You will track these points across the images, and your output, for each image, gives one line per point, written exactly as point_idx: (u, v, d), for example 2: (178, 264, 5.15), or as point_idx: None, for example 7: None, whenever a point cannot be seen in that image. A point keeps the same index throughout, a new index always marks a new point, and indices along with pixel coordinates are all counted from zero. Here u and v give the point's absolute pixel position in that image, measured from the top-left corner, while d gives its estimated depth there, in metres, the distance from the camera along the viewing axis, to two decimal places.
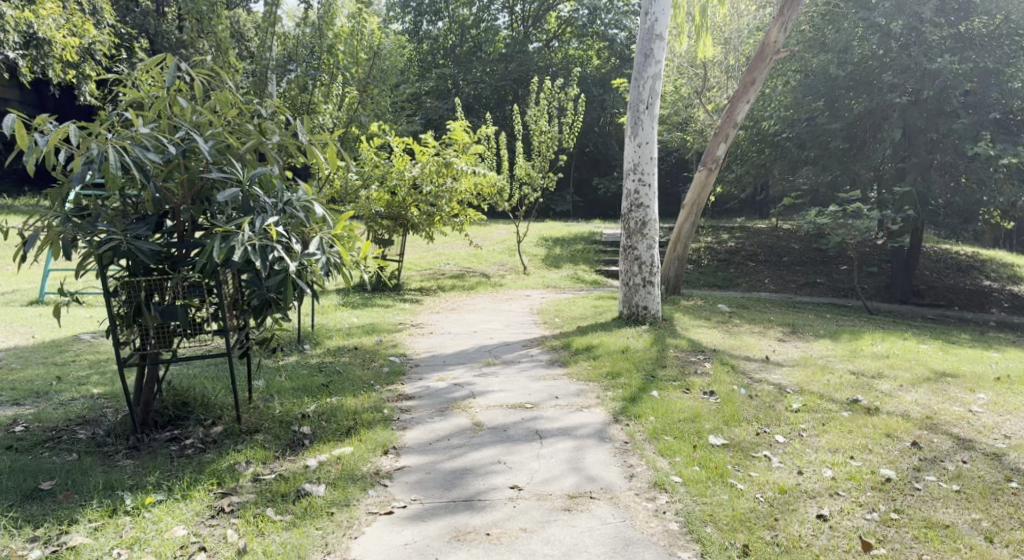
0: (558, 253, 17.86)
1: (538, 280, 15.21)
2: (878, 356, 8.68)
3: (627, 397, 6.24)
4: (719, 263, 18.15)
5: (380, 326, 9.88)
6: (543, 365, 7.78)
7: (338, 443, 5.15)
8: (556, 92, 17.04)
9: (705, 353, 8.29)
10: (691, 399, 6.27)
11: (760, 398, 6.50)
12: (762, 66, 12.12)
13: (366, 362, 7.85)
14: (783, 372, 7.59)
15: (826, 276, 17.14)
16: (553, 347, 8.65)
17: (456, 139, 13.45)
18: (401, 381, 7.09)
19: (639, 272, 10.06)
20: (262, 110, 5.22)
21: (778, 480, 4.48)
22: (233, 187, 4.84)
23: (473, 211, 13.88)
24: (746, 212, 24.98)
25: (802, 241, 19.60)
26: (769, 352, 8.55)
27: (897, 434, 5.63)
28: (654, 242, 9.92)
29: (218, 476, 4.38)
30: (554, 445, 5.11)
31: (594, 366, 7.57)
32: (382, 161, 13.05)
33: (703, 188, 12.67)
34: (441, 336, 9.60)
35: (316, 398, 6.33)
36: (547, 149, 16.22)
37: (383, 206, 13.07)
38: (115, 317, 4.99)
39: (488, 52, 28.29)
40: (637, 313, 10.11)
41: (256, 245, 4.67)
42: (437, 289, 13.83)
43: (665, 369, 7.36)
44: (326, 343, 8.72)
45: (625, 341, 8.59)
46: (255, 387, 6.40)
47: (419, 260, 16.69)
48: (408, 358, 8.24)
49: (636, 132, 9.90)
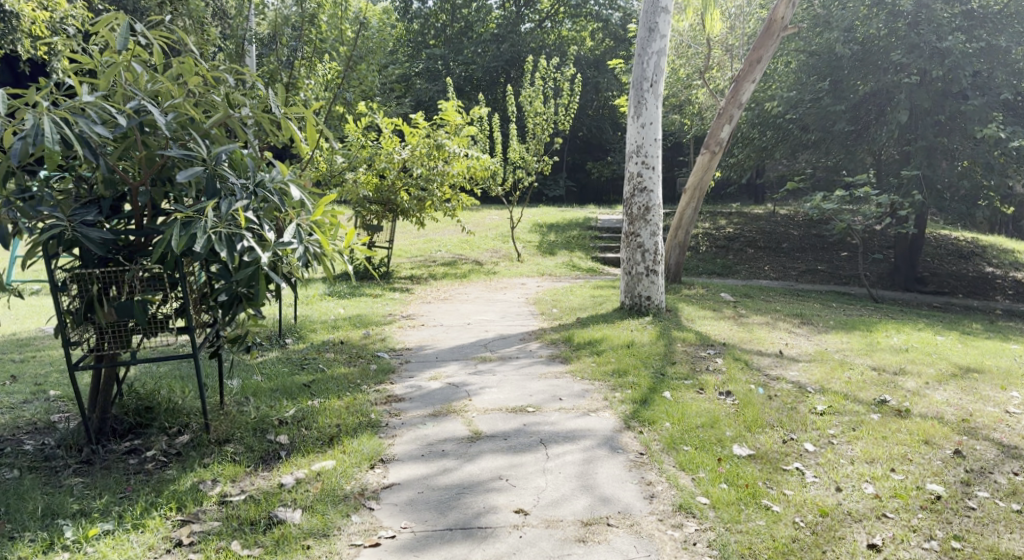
0: (553, 239, 17.30)
1: (532, 267, 14.66)
2: (896, 349, 8.17)
3: (639, 399, 5.71)
4: (718, 250, 17.64)
5: (368, 318, 9.32)
6: (543, 361, 7.24)
7: (319, 455, 4.60)
8: (551, 71, 16.43)
9: (715, 348, 7.76)
10: (707, 401, 5.74)
11: (780, 399, 5.98)
12: (769, 43, 11.55)
13: (352, 359, 7.30)
14: (799, 369, 7.06)
15: (827, 263, 16.67)
16: (553, 341, 8.10)
17: (448, 119, 12.85)
18: (389, 380, 6.55)
19: (642, 261, 9.50)
20: (230, 79, 4.61)
21: (815, 500, 4.00)
22: (196, 166, 4.26)
23: (466, 196, 13.31)
24: (742, 197, 24.48)
25: (802, 227, 19.11)
26: (782, 346, 8.01)
27: (936, 440, 5.11)
28: (657, 229, 9.40)
29: (178, 499, 3.86)
30: (562, 456, 4.57)
31: (597, 362, 7.03)
32: (370, 143, 12.47)
33: (705, 172, 12.11)
34: (433, 329, 9.05)
35: (296, 401, 5.78)
36: (542, 132, 15.63)
37: (371, 190, 12.51)
38: (64, 313, 4.47)
39: (479, 33, 27.66)
40: (639, 304, 9.58)
41: (223, 232, 4.07)
42: (427, 278, 13.28)
43: (674, 367, 6.84)
44: (310, 337, 8.16)
45: (629, 335, 8.06)
46: (228, 388, 5.85)
47: (409, 246, 16.11)
48: (398, 353, 7.68)
49: (639, 112, 9.35)
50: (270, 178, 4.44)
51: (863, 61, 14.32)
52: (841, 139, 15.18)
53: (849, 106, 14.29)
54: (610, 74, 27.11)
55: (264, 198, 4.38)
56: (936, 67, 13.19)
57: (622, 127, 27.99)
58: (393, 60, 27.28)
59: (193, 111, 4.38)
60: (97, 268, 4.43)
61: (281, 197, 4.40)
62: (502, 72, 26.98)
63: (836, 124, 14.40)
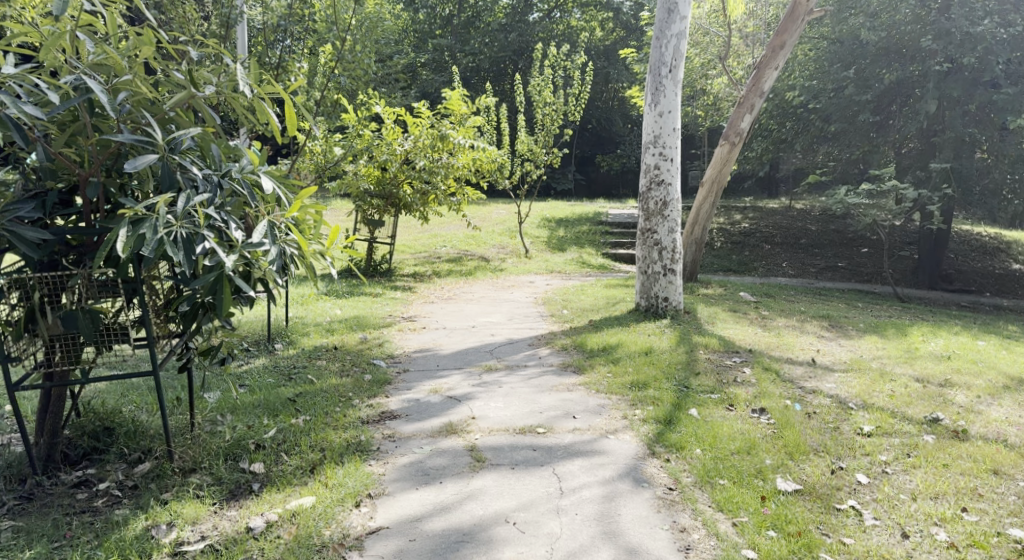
0: (562, 234, 16.67)
1: (541, 264, 14.02)
2: (937, 356, 7.49)
3: (664, 419, 5.06)
4: (734, 245, 16.98)
5: (365, 320, 8.69)
6: (554, 371, 6.59)
7: (296, 490, 3.99)
8: (561, 59, 15.74)
9: (741, 355, 7.12)
10: (739, 421, 5.10)
11: (820, 418, 5.34)
12: (793, 28, 10.79)
13: (346, 367, 6.69)
14: (838, 382, 6.39)
15: (848, 260, 15.98)
16: (564, 348, 7.45)
17: (452, 109, 12.21)
18: (385, 392, 5.93)
19: (660, 259, 8.85)
20: (192, 52, 3.94)
21: (882, 551, 3.47)
22: (150, 154, 3.61)
23: (471, 190, 12.66)
24: (756, 191, 23.77)
25: (821, 222, 18.41)
26: (814, 353, 7.35)
27: (1006, 470, 4.46)
28: (676, 225, 8.76)
29: (122, 551, 3.40)
30: (578, 491, 3.95)
31: (613, 374, 6.38)
32: (370, 134, 11.85)
33: (725, 164, 11.45)
34: (434, 332, 8.43)
35: (278, 418, 5.17)
36: (551, 123, 14.94)
37: (373, 182, 11.92)
38: (3, 325, 3.86)
39: (487, 22, 27.01)
40: (656, 305, 8.94)
41: (180, 231, 3.42)
42: (431, 275, 12.66)
43: (699, 379, 6.20)
44: (301, 342, 7.54)
45: (647, 340, 7.43)
46: (203, 403, 5.25)
47: (413, 242, 15.48)
48: (396, 360, 7.07)
49: (656, 100, 8.69)
50: (237, 169, 3.80)
51: (889, 49, 13.57)
52: (864, 131, 14.45)
53: (874, 95, 13.55)
54: (620, 65, 26.44)
55: (231, 191, 3.74)
56: (967, 54, 12.43)
57: (633, 119, 27.29)
58: (398, 51, 26.66)
59: (146, 90, 3.74)
60: (40, 272, 3.82)
61: (253, 190, 3.76)
62: (509, 63, 26.32)
63: (860, 115, 13.67)
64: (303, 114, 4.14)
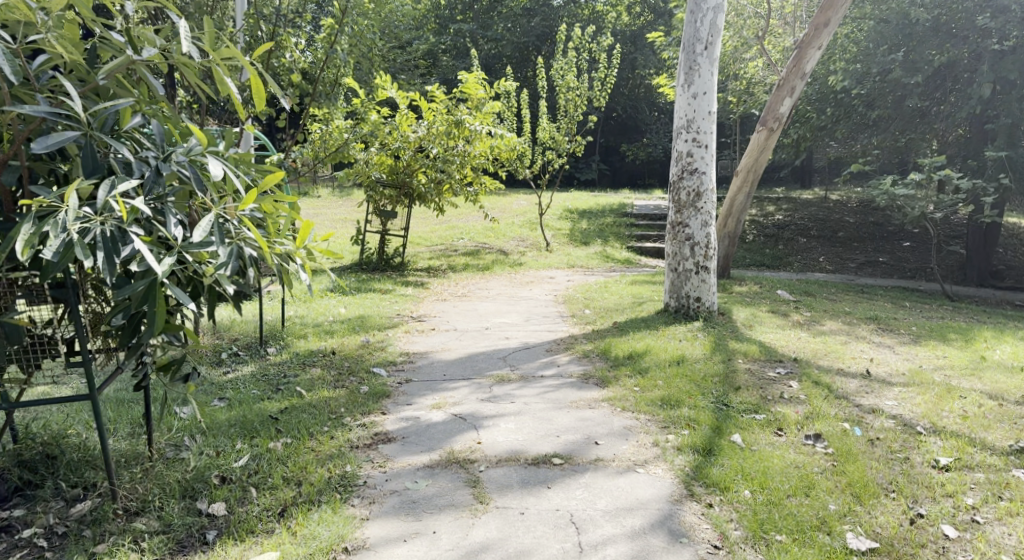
0: (585, 226, 15.91)
1: (562, 258, 13.29)
2: (1008, 367, 6.66)
3: (703, 448, 4.31)
4: (767, 239, 16.14)
5: (370, 320, 8.01)
6: (573, 383, 5.83)
7: (257, 543, 3.36)
8: (586, 42, 14.92)
9: (785, 366, 6.36)
10: (791, 452, 4.37)
11: (886, 445, 4.57)
12: (840, 4, 9.82)
13: (343, 376, 6.00)
14: (900, 399, 5.59)
15: (889, 254, 15.07)
16: (586, 355, 6.72)
17: (469, 93, 11.43)
18: (382, 408, 5.23)
19: (691, 256, 8.05)
20: (132, 7, 3.21)
21: None
22: (70, 129, 2.91)
23: (489, 179, 11.92)
24: (788, 181, 22.82)
25: (859, 215, 17.47)
26: (867, 363, 6.58)
27: None
28: (709, 218, 7.99)
29: None
30: (601, 549, 3.30)
31: (640, 389, 5.60)
32: (382, 119, 11.16)
33: (762, 152, 10.63)
34: (445, 334, 7.73)
35: (253, 441, 4.48)
36: (574, 109, 14.13)
37: (386, 172, 11.34)
38: None
39: (510, 7, 26.26)
40: (687, 306, 8.16)
41: (101, 230, 2.69)
42: (446, 269, 11.97)
43: (740, 395, 5.45)
44: (297, 345, 6.88)
45: (679, 347, 6.68)
46: (170, 423, 4.58)
47: (428, 234, 14.79)
48: (399, 367, 6.38)
49: (690, 80, 7.89)
50: (182, 150, 3.08)
51: (938, 29, 12.65)
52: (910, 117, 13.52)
53: (923, 79, 12.60)
54: (647, 50, 25.57)
55: (173, 176, 3.02)
56: None
57: (659, 107, 26.39)
58: (417, 36, 26.02)
59: (72, 53, 3.07)
60: None
61: (201, 176, 3.04)
62: (533, 49, 25.54)
63: (907, 100, 12.75)
64: (269, 88, 3.49)
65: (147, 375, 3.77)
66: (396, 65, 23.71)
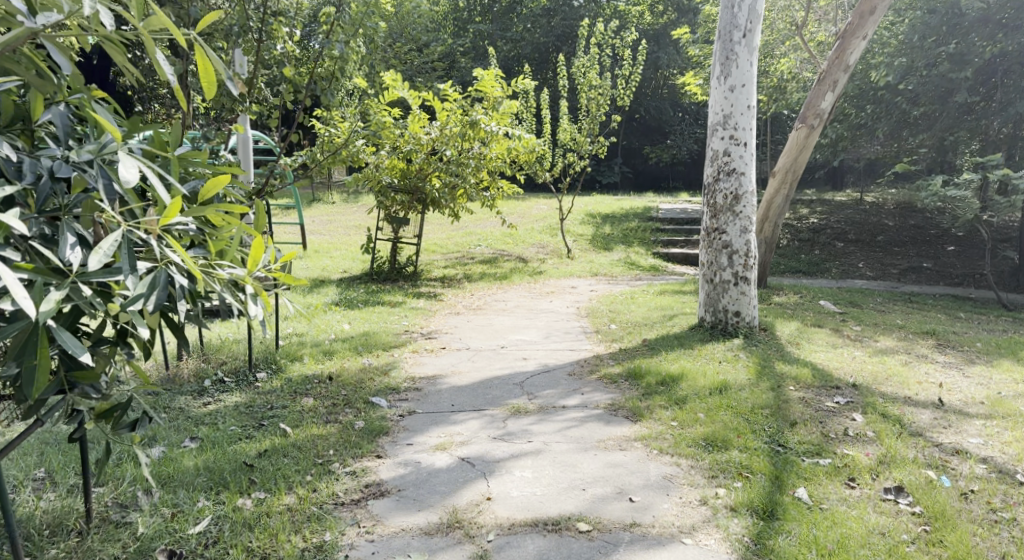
0: (608, 231, 15.13)
1: (585, 265, 12.50)
2: None
3: (763, 510, 3.55)
4: (801, 244, 15.27)
5: (374, 338, 7.26)
6: (599, 417, 5.04)
7: None
8: (609, 37, 14.11)
9: (845, 394, 5.55)
10: (873, 512, 3.60)
11: (986, 501, 3.77)
12: None
13: (338, 407, 5.26)
14: (987, 437, 4.77)
15: (933, 259, 14.14)
16: (614, 379, 5.93)
17: (485, 92, 10.69)
18: (377, 449, 4.47)
19: (729, 266, 7.24)
20: None
21: None
22: None
23: (506, 183, 11.18)
24: (819, 183, 21.89)
25: (899, 217, 16.53)
26: (938, 391, 5.77)
27: None
28: (749, 223, 7.18)
29: None
30: None
31: (679, 425, 4.80)
32: (392, 121, 10.42)
33: (802, 151, 9.77)
34: (457, 354, 6.97)
35: (218, 498, 3.74)
36: (597, 109, 13.31)
37: (398, 175, 10.64)
38: None
39: (529, 6, 25.54)
40: (724, 321, 7.34)
41: None
42: (461, 279, 11.23)
43: (798, 433, 4.65)
44: (290, 369, 6.15)
45: (719, 371, 5.88)
46: (123, 474, 3.86)
47: (444, 240, 14.07)
48: (403, 396, 5.62)
49: (727, 71, 7.09)
50: (91, 147, 2.30)
51: (988, 19, 11.79)
52: (956, 113, 12.64)
53: (973, 72, 11.75)
54: (671, 48, 24.74)
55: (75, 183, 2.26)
56: None
57: (684, 108, 25.53)
58: (435, 38, 25.34)
59: None
60: None
61: (110, 181, 2.27)
62: (554, 49, 24.77)
63: (956, 95, 11.89)
64: (221, 74, 2.67)
65: (82, 424, 3.04)
66: (413, 66, 23.07)
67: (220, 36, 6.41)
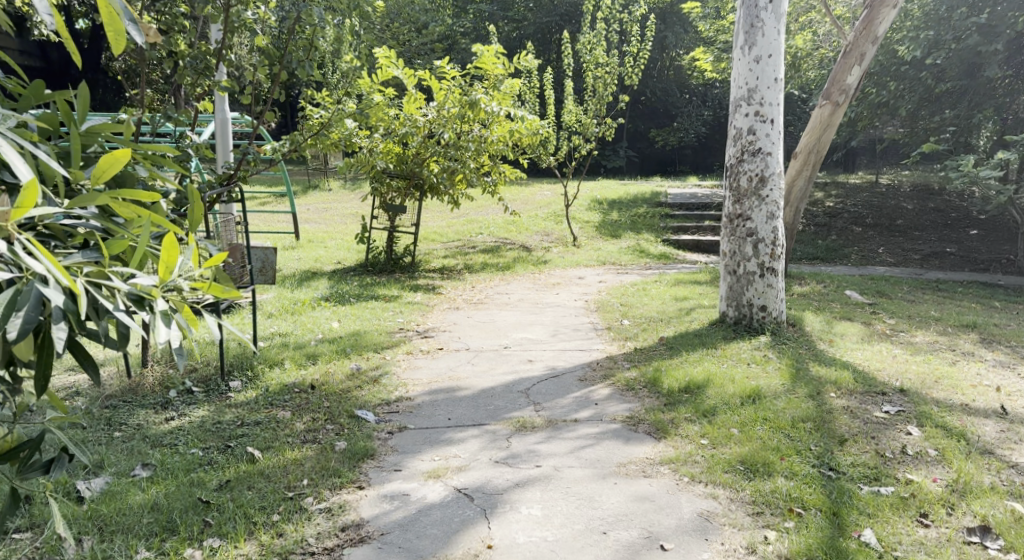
0: (615, 217, 14.43)
1: (592, 254, 11.83)
2: None
3: None
4: (817, 229, 14.57)
5: (363, 338, 6.61)
6: (617, 434, 4.38)
7: None
8: (615, 12, 13.35)
9: (893, 402, 4.90)
10: None
11: None
12: None
13: (316, 423, 4.60)
14: None
15: (957, 243, 13.46)
16: (631, 386, 5.27)
17: (485, 69, 9.97)
18: (358, 479, 3.80)
19: (754, 256, 6.55)
20: None
21: None
22: None
23: (508, 168, 10.50)
24: (831, 166, 21.15)
25: (918, 200, 15.82)
26: (996, 395, 5.12)
27: None
28: (776, 209, 6.50)
29: None
30: None
31: (711, 444, 4.14)
32: (386, 101, 9.74)
33: (827, 129, 9.07)
34: (455, 355, 6.33)
35: (160, 550, 3.09)
36: (604, 88, 12.55)
37: (393, 161, 9.95)
38: None
39: None
40: (750, 317, 6.66)
41: None
42: (462, 269, 10.57)
43: (848, 452, 4.00)
44: (267, 375, 5.50)
45: (748, 376, 5.22)
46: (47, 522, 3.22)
47: (444, 229, 13.40)
48: (393, 408, 4.97)
49: (752, 40, 6.39)
50: None
51: None
52: (985, 90, 11.95)
53: (1005, 45, 11.03)
54: (679, 26, 23.90)
55: None
56: None
57: (692, 89, 24.79)
58: (435, 18, 24.54)
59: None
60: None
61: None
62: (557, 29, 23.98)
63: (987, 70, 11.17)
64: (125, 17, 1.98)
65: None
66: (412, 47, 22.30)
67: (184, 3, 5.70)
